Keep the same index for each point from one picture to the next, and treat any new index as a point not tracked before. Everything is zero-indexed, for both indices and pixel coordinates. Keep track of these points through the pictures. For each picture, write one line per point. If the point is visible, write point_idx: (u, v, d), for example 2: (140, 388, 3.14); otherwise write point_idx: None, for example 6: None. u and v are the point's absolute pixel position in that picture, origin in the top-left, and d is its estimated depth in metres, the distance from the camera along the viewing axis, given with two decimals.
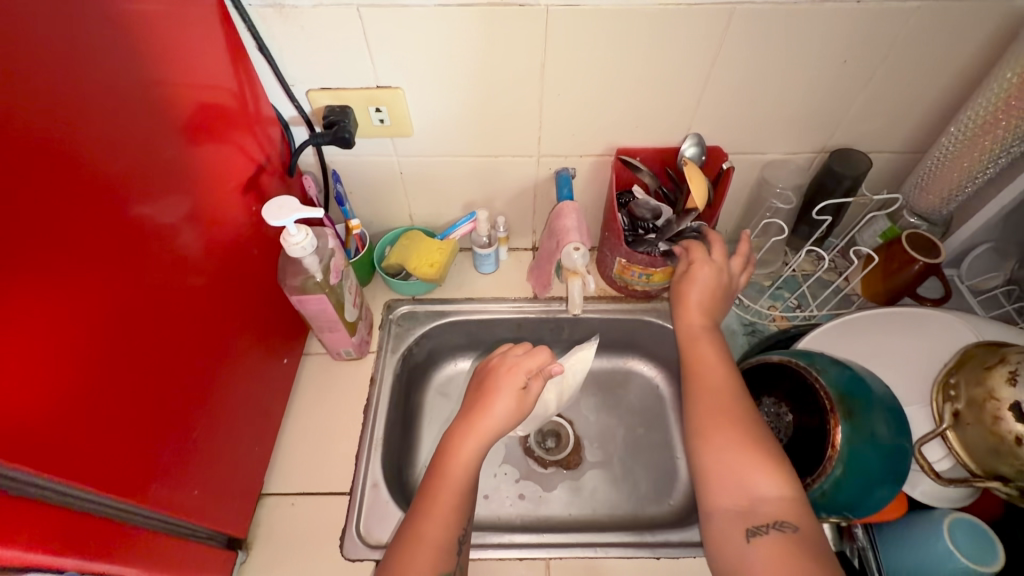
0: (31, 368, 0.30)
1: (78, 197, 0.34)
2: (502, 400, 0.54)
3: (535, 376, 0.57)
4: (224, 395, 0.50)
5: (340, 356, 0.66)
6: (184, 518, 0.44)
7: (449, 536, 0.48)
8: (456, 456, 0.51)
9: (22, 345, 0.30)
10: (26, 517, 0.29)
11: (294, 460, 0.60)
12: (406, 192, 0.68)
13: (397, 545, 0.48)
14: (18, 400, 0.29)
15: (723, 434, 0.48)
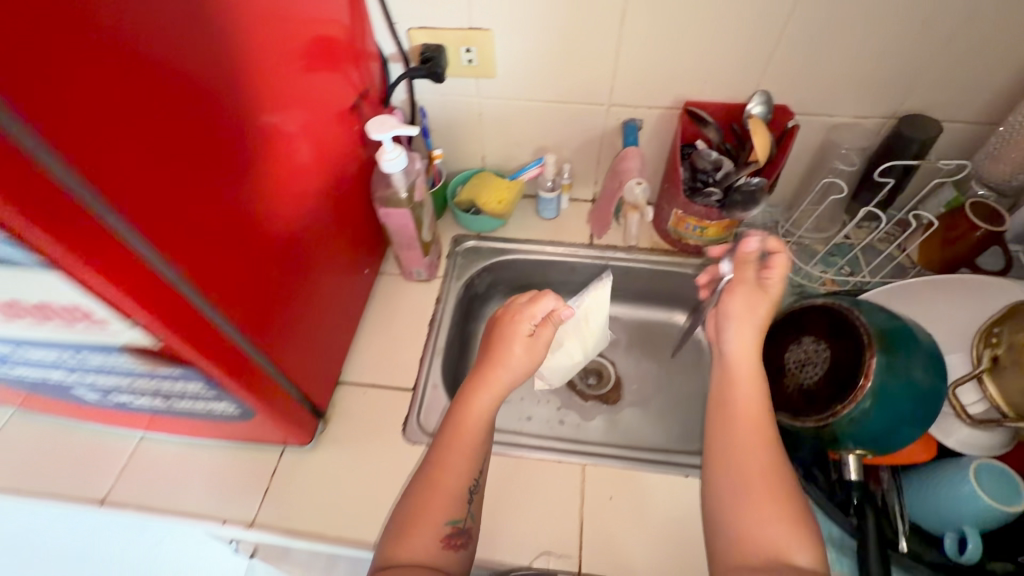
0: (216, 208, 0.39)
1: (252, 81, 0.42)
2: (515, 351, 0.52)
3: (543, 322, 0.55)
4: (319, 282, 0.58)
5: (413, 277, 0.74)
6: (288, 375, 0.52)
7: (463, 483, 0.49)
8: (469, 409, 0.51)
9: (214, 188, 0.38)
10: (201, 325, 0.38)
11: (367, 357, 0.68)
12: (483, 133, 0.74)
13: (414, 486, 0.49)
14: (209, 231, 0.38)
15: (762, 495, 0.45)
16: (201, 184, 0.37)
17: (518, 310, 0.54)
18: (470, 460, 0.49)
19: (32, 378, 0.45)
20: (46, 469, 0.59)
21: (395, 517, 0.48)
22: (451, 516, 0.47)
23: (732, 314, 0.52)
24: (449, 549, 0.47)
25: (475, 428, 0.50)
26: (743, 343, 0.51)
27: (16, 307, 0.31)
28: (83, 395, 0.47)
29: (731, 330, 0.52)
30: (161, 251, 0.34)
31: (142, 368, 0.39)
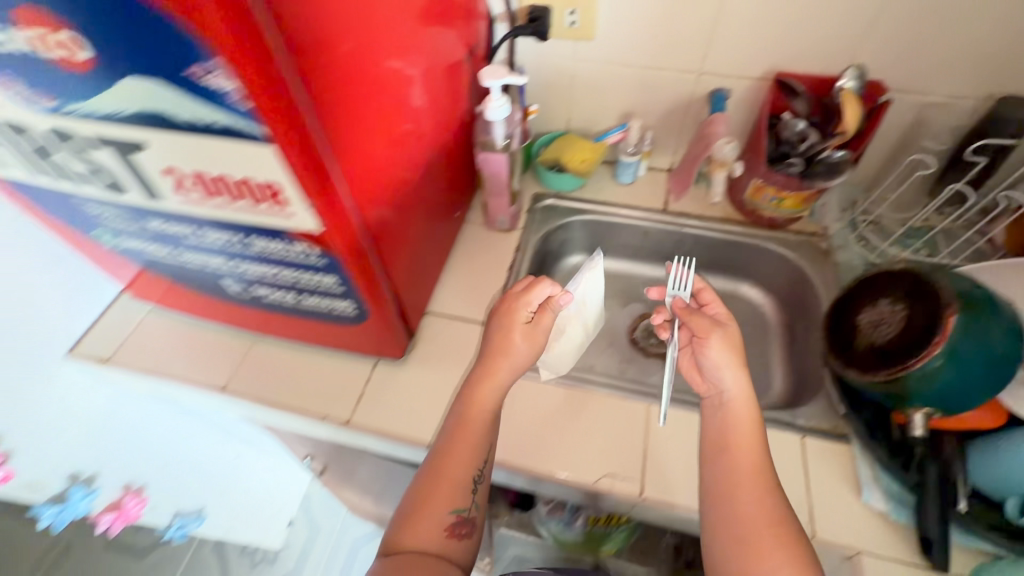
0: (369, 127, 0.45)
1: (404, 22, 0.48)
2: (518, 338, 0.54)
3: (540, 310, 0.56)
4: (422, 218, 0.64)
5: (496, 225, 0.79)
6: (394, 293, 0.59)
7: (467, 474, 0.51)
8: (473, 401, 0.52)
9: (371, 109, 0.45)
10: (351, 224, 0.44)
11: (451, 292, 0.74)
12: (573, 96, 0.78)
13: (415, 484, 0.51)
14: (363, 146, 0.45)
15: (764, 527, 0.44)
16: (364, 104, 0.43)
17: (512, 302, 0.55)
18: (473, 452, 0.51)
19: (191, 267, 0.54)
20: (178, 360, 0.68)
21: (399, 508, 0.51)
22: (454, 506, 0.49)
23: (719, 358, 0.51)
24: (452, 539, 0.49)
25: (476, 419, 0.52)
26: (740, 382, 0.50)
27: (218, 182, 0.39)
28: (227, 287, 0.55)
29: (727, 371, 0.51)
30: (337, 153, 0.40)
31: (294, 254, 0.46)
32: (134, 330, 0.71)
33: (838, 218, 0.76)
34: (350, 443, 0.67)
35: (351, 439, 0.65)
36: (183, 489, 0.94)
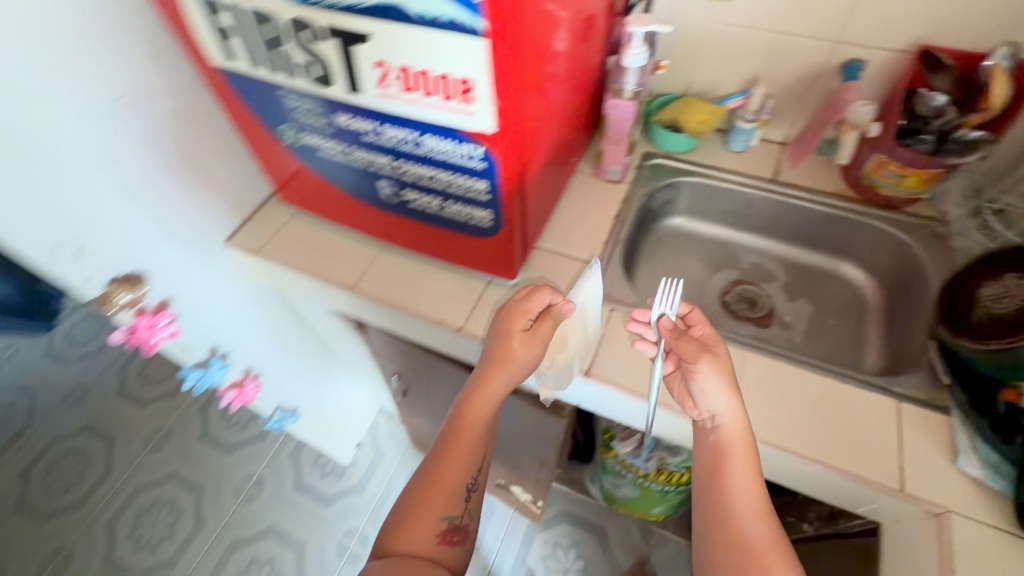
0: (534, 49, 0.51)
1: None
2: (519, 343, 0.58)
3: (541, 317, 0.60)
4: (546, 156, 0.70)
5: (607, 176, 0.83)
6: (522, 217, 0.65)
7: (461, 481, 0.59)
8: (466, 412, 0.60)
9: (538, 31, 0.50)
10: (515, 132, 0.50)
11: (558, 230, 0.78)
12: (699, 58, 0.81)
13: (415, 489, 0.58)
14: (531, 65, 0.50)
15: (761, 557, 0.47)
16: (537, 26, 0.49)
17: (517, 310, 0.59)
18: (467, 468, 0.59)
19: (355, 166, 0.61)
20: (314, 258, 0.78)
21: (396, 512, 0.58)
22: (447, 513, 0.58)
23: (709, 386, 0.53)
24: (444, 544, 0.57)
25: (476, 428, 0.60)
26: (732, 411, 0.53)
27: (420, 77, 0.45)
28: (381, 189, 0.63)
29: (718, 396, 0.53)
30: (519, 63, 0.46)
31: (460, 157, 0.52)
32: (279, 229, 0.81)
33: (962, 204, 0.73)
34: (454, 352, 0.74)
35: (457, 347, 0.72)
36: (286, 385, 1.05)
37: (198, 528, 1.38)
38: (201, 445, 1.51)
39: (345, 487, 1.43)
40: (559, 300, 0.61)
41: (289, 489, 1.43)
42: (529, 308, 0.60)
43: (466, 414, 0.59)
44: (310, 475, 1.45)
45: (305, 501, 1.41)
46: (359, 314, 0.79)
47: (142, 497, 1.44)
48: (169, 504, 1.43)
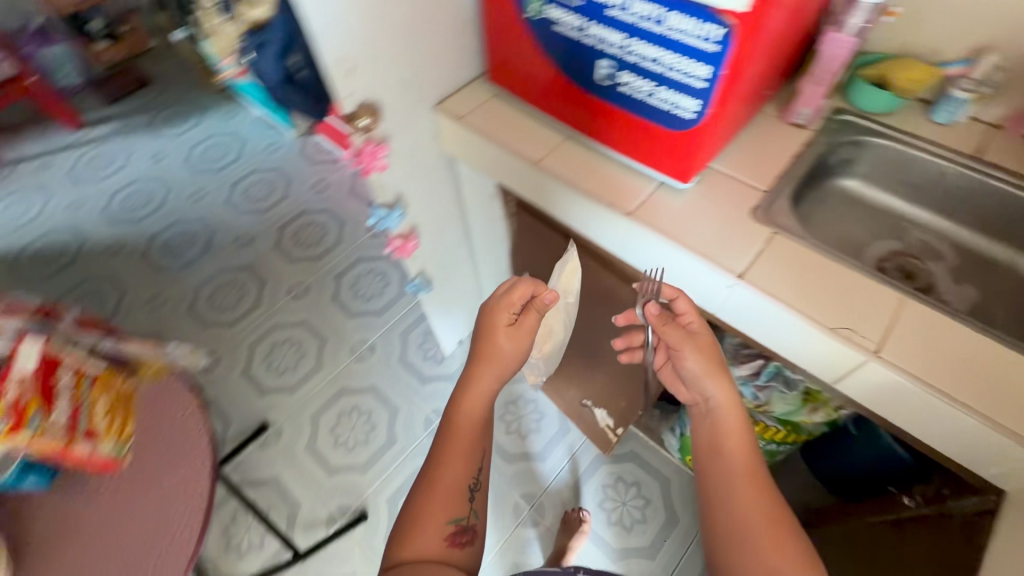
0: None
1: None
2: (503, 335, 0.71)
3: (523, 310, 0.73)
4: (755, 77, 0.73)
5: (792, 119, 0.84)
6: (717, 122, 0.70)
7: (464, 483, 0.67)
8: (463, 408, 0.70)
9: None
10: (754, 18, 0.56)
11: (734, 155, 0.82)
12: (931, 15, 0.79)
13: (419, 498, 0.66)
14: None
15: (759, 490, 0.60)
16: None
17: (504, 305, 0.72)
18: (465, 468, 0.68)
19: (583, 44, 0.70)
20: (507, 134, 0.88)
21: (402, 529, 0.65)
22: (454, 517, 0.65)
23: (690, 374, 0.66)
24: (453, 545, 0.64)
25: (468, 420, 0.70)
26: (720, 391, 0.64)
27: None
28: (597, 70, 0.71)
29: (710, 377, 0.65)
30: None
31: (695, 39, 0.59)
32: (482, 104, 0.92)
33: None
34: (610, 241, 0.82)
35: (618, 235, 0.79)
36: (433, 256, 1.19)
37: (317, 368, 1.61)
38: (331, 305, 1.74)
39: (441, 373, 1.59)
40: (540, 291, 0.73)
41: (395, 361, 1.61)
42: (512, 303, 0.72)
43: (459, 415, 0.70)
44: (414, 355, 1.62)
45: (405, 374, 1.59)
46: (531, 191, 0.89)
47: (278, 332, 1.70)
48: (298, 343, 1.67)
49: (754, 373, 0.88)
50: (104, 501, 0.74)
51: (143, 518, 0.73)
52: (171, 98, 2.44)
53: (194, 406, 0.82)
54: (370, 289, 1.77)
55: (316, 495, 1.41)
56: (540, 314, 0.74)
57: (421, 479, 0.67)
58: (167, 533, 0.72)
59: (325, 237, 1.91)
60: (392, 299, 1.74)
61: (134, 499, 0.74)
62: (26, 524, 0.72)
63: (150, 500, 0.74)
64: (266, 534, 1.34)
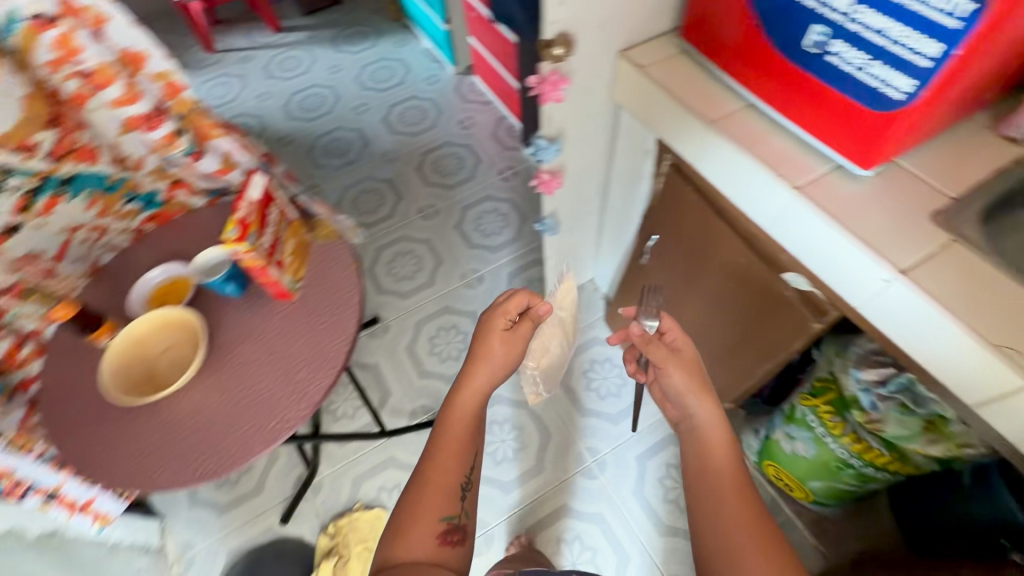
0: None
1: None
2: (495, 339, 0.83)
3: (520, 317, 0.86)
4: (984, 74, 0.68)
5: (1007, 132, 0.77)
6: (925, 111, 0.67)
7: (456, 484, 0.75)
8: (455, 408, 0.79)
9: None
10: None
11: (926, 155, 0.77)
12: None
13: (410, 501, 0.73)
14: None
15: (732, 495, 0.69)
16: None
17: (502, 313, 0.84)
18: (458, 469, 0.76)
19: (801, 6, 0.69)
20: (684, 90, 0.89)
21: (395, 526, 0.72)
22: (445, 516, 0.72)
23: (676, 390, 0.78)
24: (444, 543, 0.71)
25: (461, 420, 0.79)
26: (703, 408, 0.76)
27: None
28: (807, 35, 0.70)
29: (693, 394, 0.77)
30: None
31: (936, 12, 0.57)
32: (669, 57, 0.94)
33: None
34: (764, 215, 0.82)
35: (776, 208, 0.79)
36: (567, 201, 1.25)
37: (429, 283, 1.76)
38: (453, 232, 1.87)
39: None
40: (535, 303, 0.86)
41: (498, 296, 1.71)
42: (510, 309, 0.85)
43: (452, 422, 0.78)
44: None
45: None
46: (693, 151, 0.91)
47: (403, 243, 1.86)
48: (417, 258, 1.82)
49: (880, 381, 0.87)
50: (274, 320, 0.90)
51: (301, 341, 0.88)
52: (357, 18, 2.68)
53: (352, 266, 0.95)
54: (491, 226, 1.87)
55: (406, 389, 1.57)
56: (534, 323, 0.87)
57: (411, 484, 0.75)
58: (320, 358, 0.86)
59: (461, 170, 2.03)
60: (509, 240, 1.83)
61: (296, 325, 0.89)
62: (219, 320, 0.90)
63: (308, 328, 0.89)
64: (359, 408, 1.52)
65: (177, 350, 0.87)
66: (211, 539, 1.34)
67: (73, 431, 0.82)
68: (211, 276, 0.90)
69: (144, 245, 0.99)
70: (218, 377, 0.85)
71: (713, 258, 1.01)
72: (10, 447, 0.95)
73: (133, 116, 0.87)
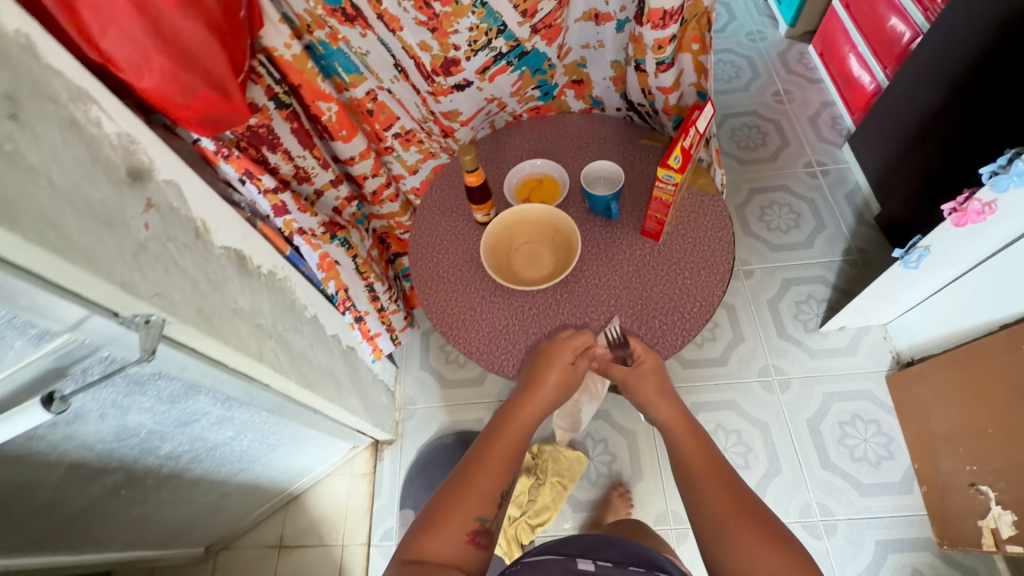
0: None
1: None
2: (553, 372, 0.78)
3: (580, 355, 0.79)
4: None
5: None
6: None
7: (495, 491, 0.71)
8: (514, 419, 0.77)
9: None
10: None
11: None
12: None
13: (444, 497, 0.70)
14: None
15: (724, 500, 0.70)
16: None
17: (566, 346, 0.78)
18: (501, 477, 0.73)
19: None
20: None
21: (428, 517, 0.68)
22: (479, 517, 0.69)
23: (645, 397, 0.81)
24: (473, 543, 0.67)
25: (517, 433, 0.77)
26: (663, 412, 0.82)
27: None
28: None
29: (660, 400, 0.82)
30: None
31: None
32: None
33: None
34: None
35: None
36: (968, 236, 1.00)
37: None
38: (733, 213, 1.68)
39: (802, 339, 1.45)
40: (595, 344, 0.81)
41: (764, 300, 1.52)
42: (571, 345, 0.79)
43: (505, 432, 0.76)
44: (785, 306, 1.50)
45: (769, 317, 1.50)
46: None
47: None
48: None
49: None
50: (636, 254, 0.86)
51: (659, 286, 0.84)
52: None
53: (727, 231, 0.86)
54: (779, 222, 1.64)
55: None
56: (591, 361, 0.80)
57: (455, 480, 0.72)
58: (682, 323, 0.81)
59: (761, 147, 1.79)
60: (794, 244, 1.60)
61: (659, 271, 0.84)
62: (583, 234, 0.88)
63: (671, 278, 0.84)
64: None
65: (535, 246, 0.87)
66: (430, 404, 1.47)
67: (444, 283, 0.89)
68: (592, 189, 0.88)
69: (519, 132, 0.98)
70: (574, 289, 0.85)
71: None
72: (356, 269, 1.08)
73: (611, 12, 0.81)
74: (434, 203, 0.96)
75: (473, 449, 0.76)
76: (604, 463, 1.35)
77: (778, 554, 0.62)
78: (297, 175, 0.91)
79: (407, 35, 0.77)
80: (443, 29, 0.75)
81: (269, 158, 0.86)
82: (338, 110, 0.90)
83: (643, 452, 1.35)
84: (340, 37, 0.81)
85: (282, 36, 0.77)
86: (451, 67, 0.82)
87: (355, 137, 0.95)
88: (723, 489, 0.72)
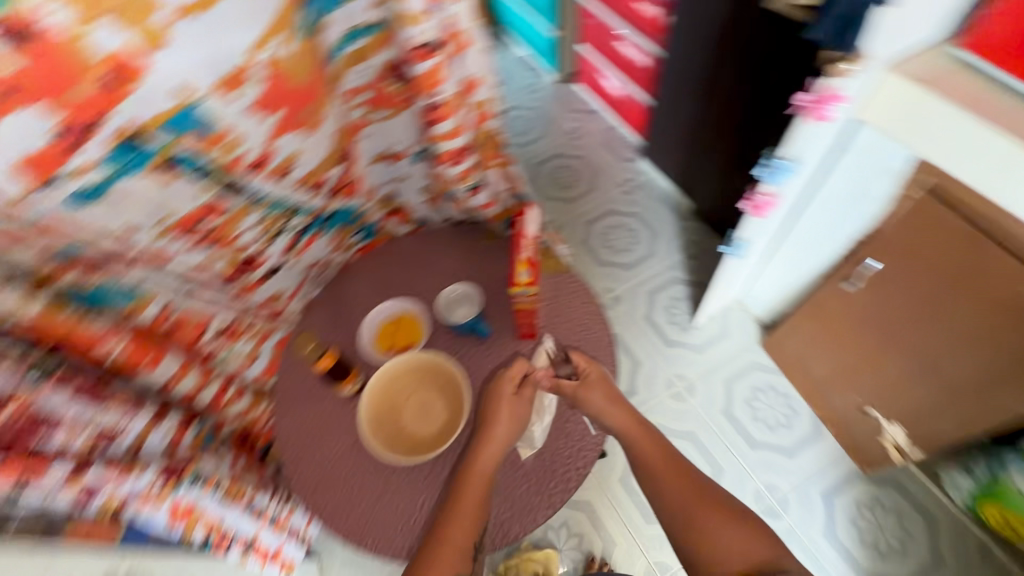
0: None
1: None
2: (502, 413, 0.75)
3: (524, 382, 0.79)
4: None
5: None
6: None
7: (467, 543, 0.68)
8: (474, 465, 0.73)
9: None
10: None
11: None
12: None
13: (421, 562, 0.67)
14: None
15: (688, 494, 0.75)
16: None
17: (503, 379, 0.78)
18: (473, 527, 0.69)
19: None
20: (981, 102, 0.77)
21: None
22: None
23: (596, 409, 0.78)
24: None
25: (481, 482, 0.71)
26: (617, 418, 0.78)
27: None
28: None
29: (611, 406, 0.78)
30: None
31: None
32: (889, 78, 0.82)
33: None
34: None
35: None
36: (766, 221, 1.15)
37: None
38: (581, 249, 1.78)
39: (686, 339, 1.56)
40: (535, 368, 0.80)
41: (640, 318, 1.61)
42: (511, 374, 0.78)
43: (468, 476, 0.72)
44: (659, 316, 1.61)
45: (650, 331, 1.58)
46: (963, 166, 0.81)
47: None
48: None
49: None
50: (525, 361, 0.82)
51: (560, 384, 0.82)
52: None
53: (594, 302, 0.87)
54: (620, 242, 1.77)
55: None
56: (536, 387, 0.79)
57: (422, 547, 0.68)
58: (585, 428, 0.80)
59: (577, 183, 1.93)
60: (641, 258, 1.73)
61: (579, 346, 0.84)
62: (463, 361, 0.84)
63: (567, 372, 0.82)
64: None
65: (423, 397, 0.79)
66: None
67: (338, 482, 0.77)
68: (457, 319, 0.85)
69: (357, 275, 0.91)
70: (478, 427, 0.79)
71: (968, 273, 0.92)
72: (226, 498, 0.85)
73: (402, 151, 0.90)
74: (292, 388, 0.83)
75: (439, 511, 0.71)
76: (575, 547, 1.28)
77: (746, 540, 0.69)
78: (102, 438, 0.70)
79: (183, 259, 0.78)
80: (225, 236, 0.80)
81: (47, 445, 0.63)
82: (129, 340, 0.75)
83: (604, 515, 1.31)
84: (104, 270, 0.71)
85: (13, 296, 0.63)
86: (249, 264, 0.87)
87: (165, 358, 0.80)
88: (688, 487, 0.76)
